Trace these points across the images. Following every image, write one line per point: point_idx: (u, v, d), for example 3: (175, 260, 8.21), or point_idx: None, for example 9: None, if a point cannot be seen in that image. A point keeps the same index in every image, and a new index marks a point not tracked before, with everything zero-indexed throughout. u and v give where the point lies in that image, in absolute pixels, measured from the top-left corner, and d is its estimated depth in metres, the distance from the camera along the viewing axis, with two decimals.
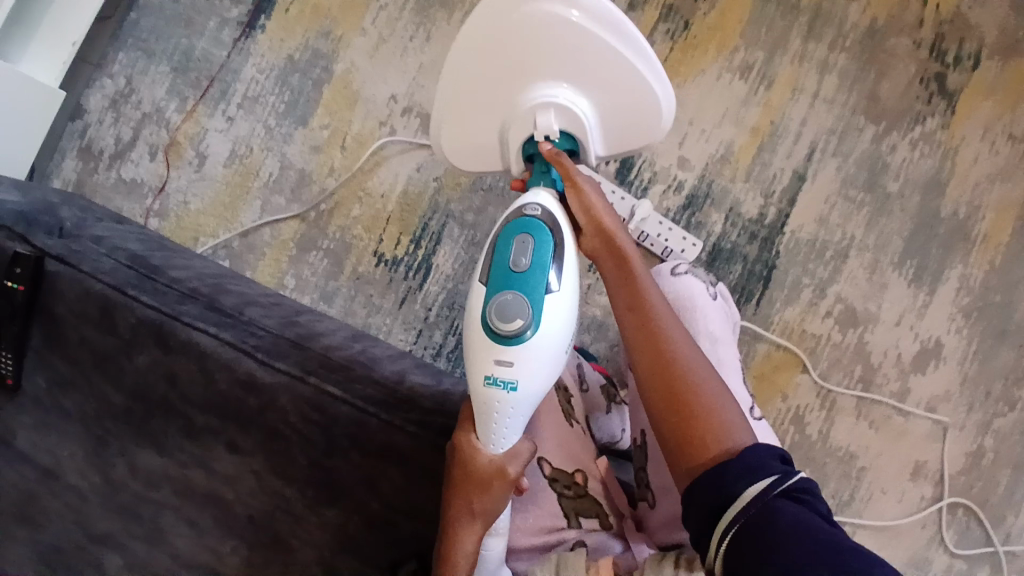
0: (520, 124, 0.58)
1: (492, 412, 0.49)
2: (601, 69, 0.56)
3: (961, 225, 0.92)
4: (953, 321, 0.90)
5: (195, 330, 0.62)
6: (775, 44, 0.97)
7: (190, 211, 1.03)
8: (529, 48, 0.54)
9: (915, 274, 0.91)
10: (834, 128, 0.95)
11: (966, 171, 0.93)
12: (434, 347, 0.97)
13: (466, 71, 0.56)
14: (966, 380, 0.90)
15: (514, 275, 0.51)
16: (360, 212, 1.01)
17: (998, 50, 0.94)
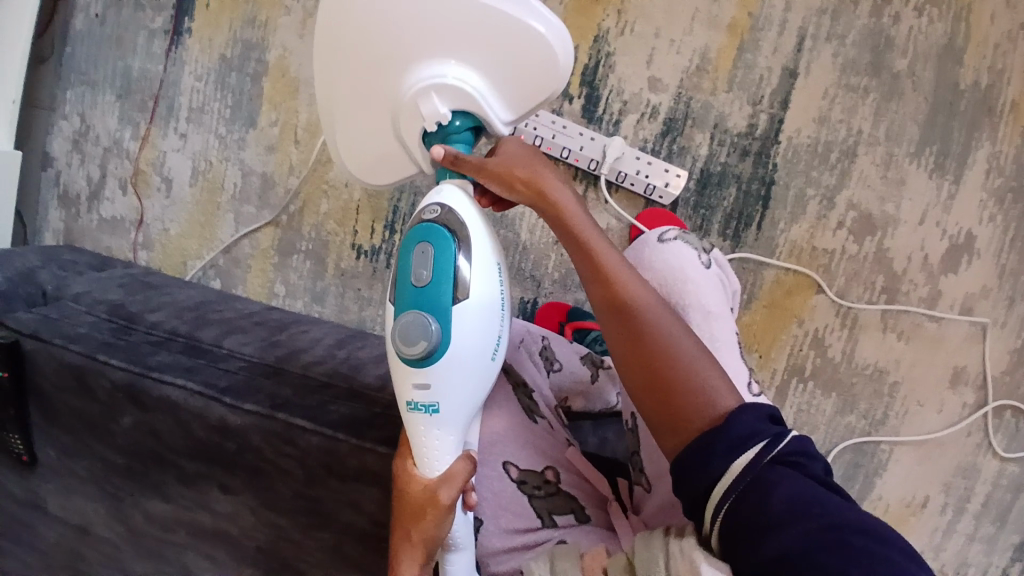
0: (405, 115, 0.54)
1: (419, 435, 0.49)
2: (481, 34, 0.51)
3: (984, 98, 0.80)
4: (987, 211, 0.81)
5: (165, 384, 0.63)
6: None
7: (172, 237, 1.03)
8: (387, 34, 0.52)
9: (936, 162, 0.81)
10: (825, 6, 0.81)
11: (982, 35, 0.79)
12: None
13: (344, 70, 0.54)
14: (1006, 272, 0.82)
15: (416, 292, 0.48)
16: (329, 206, 0.98)
17: None
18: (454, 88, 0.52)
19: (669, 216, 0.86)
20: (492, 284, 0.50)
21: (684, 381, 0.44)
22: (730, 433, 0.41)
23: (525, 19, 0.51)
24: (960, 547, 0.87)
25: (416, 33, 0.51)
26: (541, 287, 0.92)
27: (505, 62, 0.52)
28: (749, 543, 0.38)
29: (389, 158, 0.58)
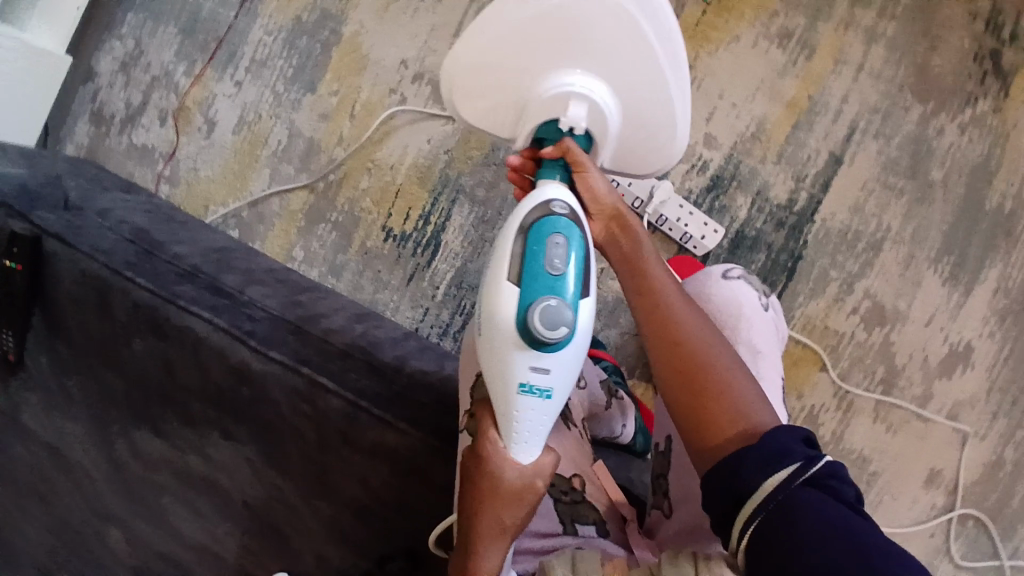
0: (546, 104, 0.54)
1: (526, 422, 0.46)
2: (645, 99, 0.55)
3: (1005, 220, 0.86)
4: (987, 326, 0.86)
5: (191, 315, 0.61)
6: (819, 8, 0.88)
7: (200, 179, 1.01)
8: (587, 37, 0.53)
9: (950, 271, 0.87)
10: (878, 106, 0.87)
11: (1016, 159, 0.86)
12: (441, 326, 0.95)
13: (527, 30, 0.53)
14: (994, 387, 0.86)
15: (553, 277, 0.46)
16: (369, 184, 0.98)
17: None
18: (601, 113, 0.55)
19: (696, 263, 0.88)
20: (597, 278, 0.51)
21: (719, 390, 0.45)
22: (758, 449, 0.41)
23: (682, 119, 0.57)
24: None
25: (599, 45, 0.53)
26: None
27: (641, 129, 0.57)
28: (777, 558, 0.38)
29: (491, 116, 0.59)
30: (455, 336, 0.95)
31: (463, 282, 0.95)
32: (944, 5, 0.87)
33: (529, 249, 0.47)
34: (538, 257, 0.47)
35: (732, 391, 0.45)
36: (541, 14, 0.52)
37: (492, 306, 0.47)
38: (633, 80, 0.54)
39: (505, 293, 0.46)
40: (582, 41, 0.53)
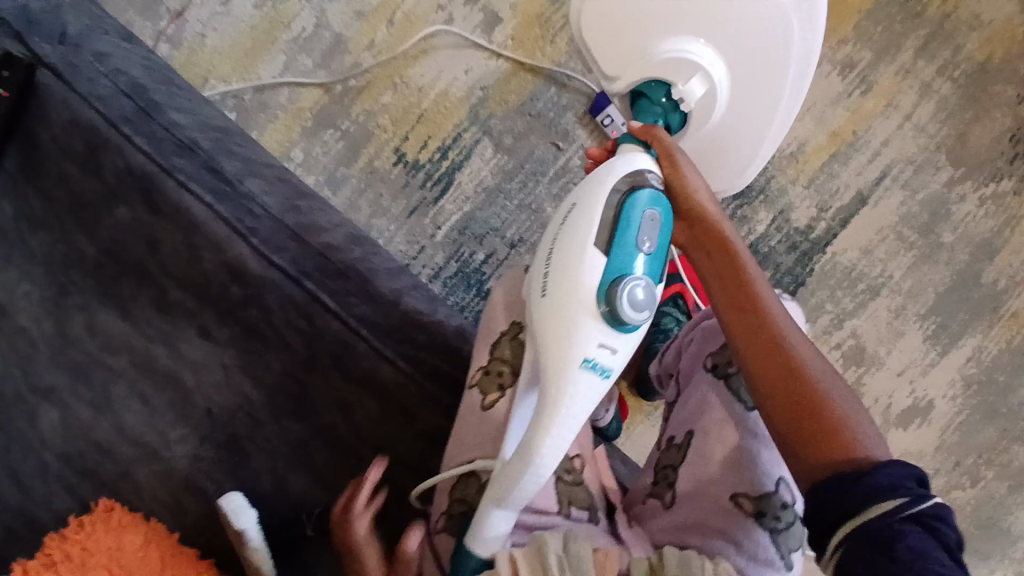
0: (675, 68, 0.59)
1: (582, 395, 0.47)
2: (745, 120, 0.63)
3: (994, 296, 0.90)
4: (951, 389, 0.90)
5: (188, 194, 0.55)
6: (885, 48, 0.89)
7: (206, 47, 0.91)
8: (743, 40, 0.59)
9: (934, 331, 0.90)
10: (914, 158, 0.88)
11: (1021, 244, 0.90)
12: (433, 268, 0.90)
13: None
14: (942, 447, 0.91)
15: (640, 255, 0.50)
16: (390, 100, 0.91)
17: None
18: (710, 100, 0.61)
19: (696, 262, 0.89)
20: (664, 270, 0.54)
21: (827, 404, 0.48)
22: (870, 480, 0.43)
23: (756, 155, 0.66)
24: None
25: (738, 39, 0.60)
26: None
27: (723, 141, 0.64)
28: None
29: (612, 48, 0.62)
30: (445, 281, 0.90)
31: (467, 229, 0.90)
32: (995, 82, 0.90)
33: (624, 225, 0.50)
34: (632, 233, 0.50)
35: (838, 406, 0.48)
36: None
37: (579, 268, 0.49)
38: (748, 97, 0.62)
39: (594, 258, 0.49)
40: (736, 40, 0.60)
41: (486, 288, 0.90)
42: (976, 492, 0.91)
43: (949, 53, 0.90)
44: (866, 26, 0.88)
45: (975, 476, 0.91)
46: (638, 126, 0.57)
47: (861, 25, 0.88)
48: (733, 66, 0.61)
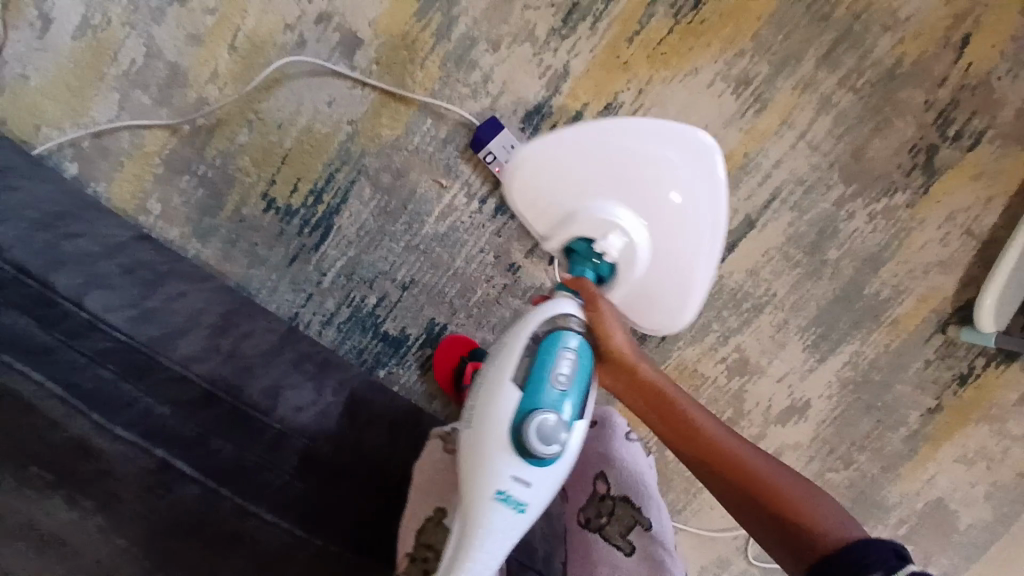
0: (596, 226, 0.70)
1: (493, 523, 0.58)
2: (670, 273, 0.72)
3: (876, 305, 0.94)
4: (827, 389, 0.98)
5: (16, 373, 0.53)
6: (785, 61, 0.84)
7: (28, 89, 0.80)
8: (673, 207, 0.70)
9: (813, 341, 0.95)
10: (805, 178, 0.87)
11: (910, 253, 0.94)
12: (324, 316, 0.88)
13: (620, 162, 0.70)
14: (817, 438, 1.00)
15: (557, 395, 0.61)
16: (248, 139, 0.83)
17: (1000, 136, 0.94)
18: (631, 260, 0.71)
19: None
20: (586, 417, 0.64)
21: (789, 498, 0.56)
22: (842, 556, 0.50)
23: (688, 307, 0.74)
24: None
25: (663, 208, 0.70)
26: (454, 316, 0.89)
27: (654, 293, 0.73)
28: None
29: (552, 207, 0.74)
30: (338, 328, 0.88)
31: (354, 273, 0.87)
32: (903, 89, 0.90)
33: (539, 367, 0.61)
34: (547, 375, 0.61)
35: (802, 500, 0.56)
36: (648, 155, 0.70)
37: (501, 409, 0.60)
38: (671, 252, 0.72)
39: (510, 399, 0.60)
40: (669, 208, 0.70)
41: (382, 331, 0.89)
42: (846, 473, 1.07)
43: (855, 59, 0.87)
44: (766, 36, 0.84)
45: (847, 459, 1.06)
46: (570, 277, 0.69)
47: (760, 34, 0.83)
48: (654, 230, 0.71)
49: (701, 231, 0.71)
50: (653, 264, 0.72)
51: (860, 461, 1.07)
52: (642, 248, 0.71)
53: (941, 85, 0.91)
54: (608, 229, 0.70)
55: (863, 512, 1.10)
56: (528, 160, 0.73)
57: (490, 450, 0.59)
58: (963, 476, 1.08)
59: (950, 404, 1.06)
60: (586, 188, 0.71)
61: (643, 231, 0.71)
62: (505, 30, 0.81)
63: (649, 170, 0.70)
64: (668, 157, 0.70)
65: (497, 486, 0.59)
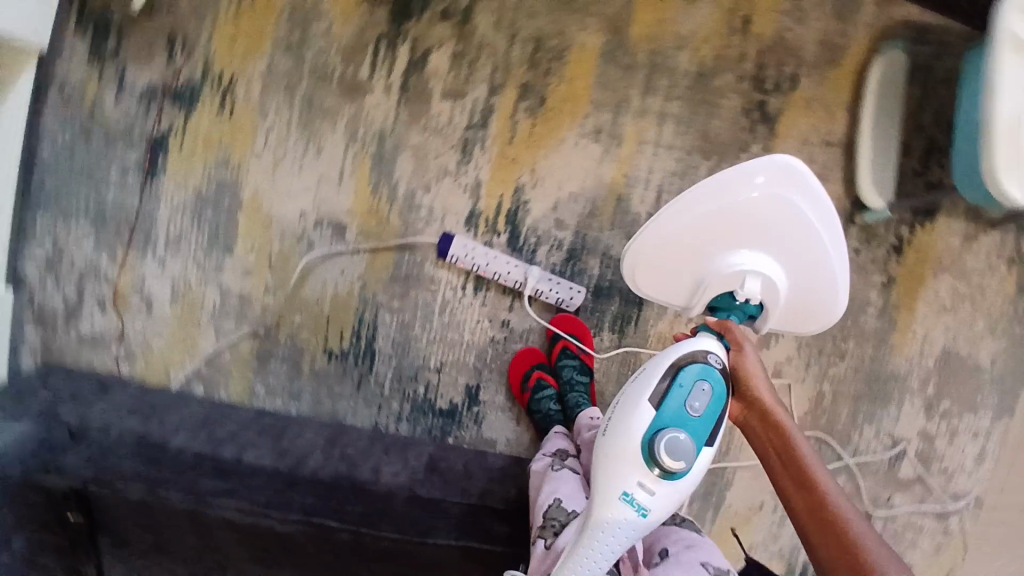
0: (734, 278, 0.90)
1: (620, 518, 0.76)
2: (810, 284, 0.90)
3: None
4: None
5: (217, 508, 0.88)
6: (619, 104, 1.18)
7: (153, 351, 1.19)
8: (767, 237, 0.87)
9: None
10: (676, 170, 1.19)
11: None
12: (395, 414, 1.20)
13: (713, 230, 0.88)
14: (801, 344, 1.24)
15: (687, 418, 0.79)
16: (302, 318, 1.19)
17: (810, 70, 1.20)
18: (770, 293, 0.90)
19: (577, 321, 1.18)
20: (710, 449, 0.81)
21: (855, 543, 0.76)
22: None
23: (837, 295, 0.92)
24: (790, 533, 1.28)
25: (786, 251, 0.88)
26: (482, 373, 1.20)
27: (801, 303, 0.92)
28: None
29: (675, 275, 0.95)
30: (407, 419, 1.19)
31: (402, 375, 1.19)
32: (716, 78, 1.19)
33: (678, 393, 0.80)
34: (684, 400, 0.80)
35: (867, 544, 0.76)
36: (740, 211, 0.86)
37: (638, 421, 0.80)
38: (793, 271, 0.89)
39: (647, 415, 0.80)
40: (767, 241, 0.87)
41: (438, 406, 1.20)
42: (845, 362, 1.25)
43: (669, 78, 1.18)
44: (598, 95, 1.17)
45: (840, 351, 1.25)
46: (716, 320, 0.91)
47: (594, 97, 1.17)
48: (776, 263, 0.89)
49: (818, 233, 0.87)
50: (785, 287, 0.90)
51: (850, 348, 1.25)
52: (773, 277, 0.89)
53: (742, 59, 1.19)
54: (743, 277, 0.89)
55: (883, 389, 1.26)
56: (637, 252, 0.94)
57: (627, 455, 0.78)
58: (942, 322, 1.26)
59: (898, 272, 1.25)
60: (688, 254, 0.91)
61: (777, 271, 0.89)
62: (430, 175, 1.16)
63: (732, 233, 0.88)
64: (747, 212, 0.87)
65: (623, 488, 0.77)
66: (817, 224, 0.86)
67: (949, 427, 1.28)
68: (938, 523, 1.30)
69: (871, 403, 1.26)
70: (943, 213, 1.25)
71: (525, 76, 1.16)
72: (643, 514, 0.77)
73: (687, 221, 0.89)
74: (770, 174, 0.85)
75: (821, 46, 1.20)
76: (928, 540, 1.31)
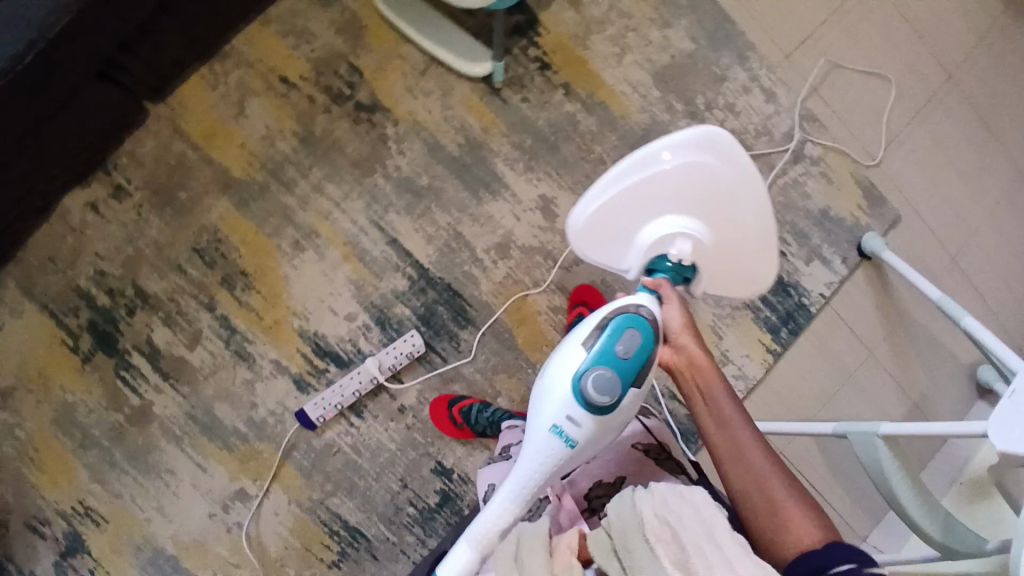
0: (666, 239, 0.86)
1: (551, 449, 0.79)
2: (739, 231, 0.85)
3: (468, 146, 1.31)
4: (533, 181, 1.33)
5: None
6: (286, 215, 1.26)
7: None
8: (709, 204, 0.83)
9: (489, 192, 1.32)
10: (367, 201, 1.28)
11: (434, 120, 1.29)
12: (417, 542, 1.29)
13: (621, 205, 0.86)
14: (572, 184, 1.33)
15: (612, 356, 0.78)
16: (294, 566, 1.26)
17: (354, 46, 1.26)
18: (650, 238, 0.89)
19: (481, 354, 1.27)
20: (637, 394, 0.80)
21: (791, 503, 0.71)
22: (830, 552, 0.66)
23: (765, 258, 0.87)
24: None
25: (698, 206, 0.84)
26: (430, 449, 1.30)
27: (732, 245, 0.86)
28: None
29: (621, 249, 0.89)
30: (426, 534, 1.29)
31: (390, 517, 1.28)
32: (314, 125, 1.25)
33: (609, 336, 0.79)
34: (613, 342, 0.78)
35: (802, 508, 0.71)
36: (650, 174, 0.83)
37: (572, 352, 0.80)
38: (735, 238, 0.85)
39: (579, 352, 0.79)
40: (697, 205, 0.84)
41: (433, 503, 1.30)
42: (608, 160, 1.34)
43: (289, 163, 1.25)
44: (268, 227, 1.26)
45: (597, 159, 1.34)
46: (650, 279, 0.85)
47: (266, 231, 1.26)
48: (704, 220, 0.84)
49: (764, 220, 0.84)
50: (710, 236, 0.85)
51: (603, 147, 1.34)
52: (692, 229, 0.85)
53: (310, 97, 1.25)
54: (673, 239, 0.86)
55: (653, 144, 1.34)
56: (571, 229, 0.89)
57: (557, 390, 0.80)
58: (631, 61, 1.33)
59: (564, 76, 1.32)
60: (614, 228, 0.88)
61: (700, 227, 0.85)
62: (245, 397, 1.26)
63: (655, 195, 0.84)
64: (683, 181, 0.83)
65: (556, 420, 0.79)
66: (761, 221, 0.84)
67: (724, 107, 1.35)
68: (800, 164, 1.36)
69: None
70: (542, 9, 1.32)
71: (216, 274, 1.25)
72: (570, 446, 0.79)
73: (601, 202, 0.86)
74: (695, 160, 0.82)
75: (340, 28, 1.25)
76: (809, 179, 1.35)
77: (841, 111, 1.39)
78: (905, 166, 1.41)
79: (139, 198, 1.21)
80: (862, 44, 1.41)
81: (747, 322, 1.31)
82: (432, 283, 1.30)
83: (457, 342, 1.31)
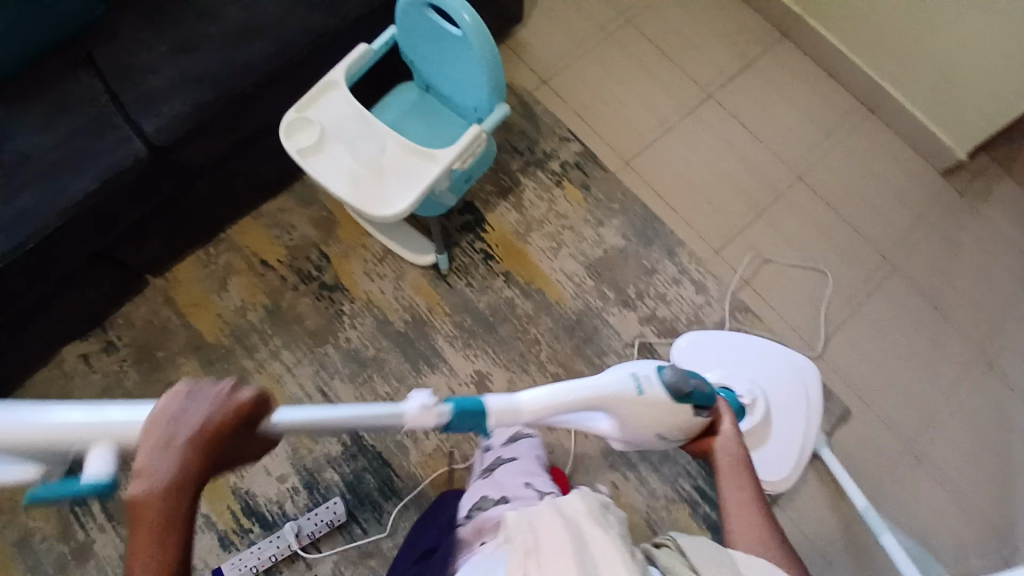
0: (748, 389, 1.31)
1: (616, 395, 0.84)
2: (791, 434, 1.31)
3: (413, 322, 1.44)
4: (471, 357, 1.42)
5: None
6: (242, 376, 1.40)
7: None
8: (793, 399, 1.33)
9: (428, 365, 1.41)
10: (315, 367, 1.41)
11: (385, 299, 1.46)
12: None
13: (765, 365, 1.36)
14: (507, 363, 1.42)
15: (693, 389, 0.87)
16: None
17: (327, 237, 1.50)
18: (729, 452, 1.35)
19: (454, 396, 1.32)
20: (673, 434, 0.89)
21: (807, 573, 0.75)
22: None
23: (793, 461, 1.29)
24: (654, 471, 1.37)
25: (773, 390, 1.34)
26: None
27: (788, 440, 1.31)
28: None
29: (719, 341, 1.38)
30: None
31: None
32: (280, 299, 1.45)
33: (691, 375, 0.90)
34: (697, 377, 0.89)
35: None
36: (782, 368, 1.36)
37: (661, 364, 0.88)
38: (782, 429, 1.31)
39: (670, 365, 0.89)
40: (787, 398, 1.33)
41: None
42: (541, 342, 1.44)
43: (253, 330, 1.43)
44: None
45: (531, 341, 1.44)
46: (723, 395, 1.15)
47: None
48: (776, 405, 1.32)
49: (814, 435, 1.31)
50: (773, 418, 1.32)
51: (538, 329, 1.45)
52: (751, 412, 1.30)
53: (282, 277, 1.47)
54: (748, 393, 1.31)
55: (585, 328, 1.46)
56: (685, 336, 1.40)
57: (634, 367, 0.87)
58: (566, 255, 1.52)
59: (505, 265, 1.50)
60: (728, 371, 1.35)
61: (768, 400, 1.32)
62: None
63: (769, 378, 1.35)
64: (783, 379, 1.35)
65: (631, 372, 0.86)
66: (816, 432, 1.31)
67: (654, 297, 1.49)
68: None
69: (589, 341, 1.44)
70: (489, 211, 1.55)
71: None
72: (638, 393, 0.84)
73: (739, 349, 1.38)
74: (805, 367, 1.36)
75: (317, 223, 1.51)
76: None
77: (773, 303, 1.50)
78: (841, 356, 1.46)
79: (123, 355, 1.43)
80: (786, 240, 1.56)
81: (677, 518, 1.34)
82: (363, 450, 1.35)
83: (379, 512, 1.31)
